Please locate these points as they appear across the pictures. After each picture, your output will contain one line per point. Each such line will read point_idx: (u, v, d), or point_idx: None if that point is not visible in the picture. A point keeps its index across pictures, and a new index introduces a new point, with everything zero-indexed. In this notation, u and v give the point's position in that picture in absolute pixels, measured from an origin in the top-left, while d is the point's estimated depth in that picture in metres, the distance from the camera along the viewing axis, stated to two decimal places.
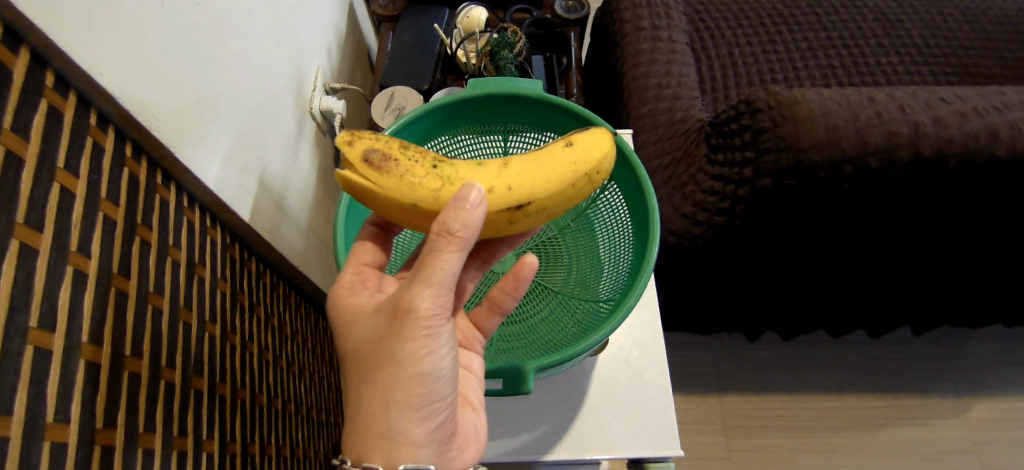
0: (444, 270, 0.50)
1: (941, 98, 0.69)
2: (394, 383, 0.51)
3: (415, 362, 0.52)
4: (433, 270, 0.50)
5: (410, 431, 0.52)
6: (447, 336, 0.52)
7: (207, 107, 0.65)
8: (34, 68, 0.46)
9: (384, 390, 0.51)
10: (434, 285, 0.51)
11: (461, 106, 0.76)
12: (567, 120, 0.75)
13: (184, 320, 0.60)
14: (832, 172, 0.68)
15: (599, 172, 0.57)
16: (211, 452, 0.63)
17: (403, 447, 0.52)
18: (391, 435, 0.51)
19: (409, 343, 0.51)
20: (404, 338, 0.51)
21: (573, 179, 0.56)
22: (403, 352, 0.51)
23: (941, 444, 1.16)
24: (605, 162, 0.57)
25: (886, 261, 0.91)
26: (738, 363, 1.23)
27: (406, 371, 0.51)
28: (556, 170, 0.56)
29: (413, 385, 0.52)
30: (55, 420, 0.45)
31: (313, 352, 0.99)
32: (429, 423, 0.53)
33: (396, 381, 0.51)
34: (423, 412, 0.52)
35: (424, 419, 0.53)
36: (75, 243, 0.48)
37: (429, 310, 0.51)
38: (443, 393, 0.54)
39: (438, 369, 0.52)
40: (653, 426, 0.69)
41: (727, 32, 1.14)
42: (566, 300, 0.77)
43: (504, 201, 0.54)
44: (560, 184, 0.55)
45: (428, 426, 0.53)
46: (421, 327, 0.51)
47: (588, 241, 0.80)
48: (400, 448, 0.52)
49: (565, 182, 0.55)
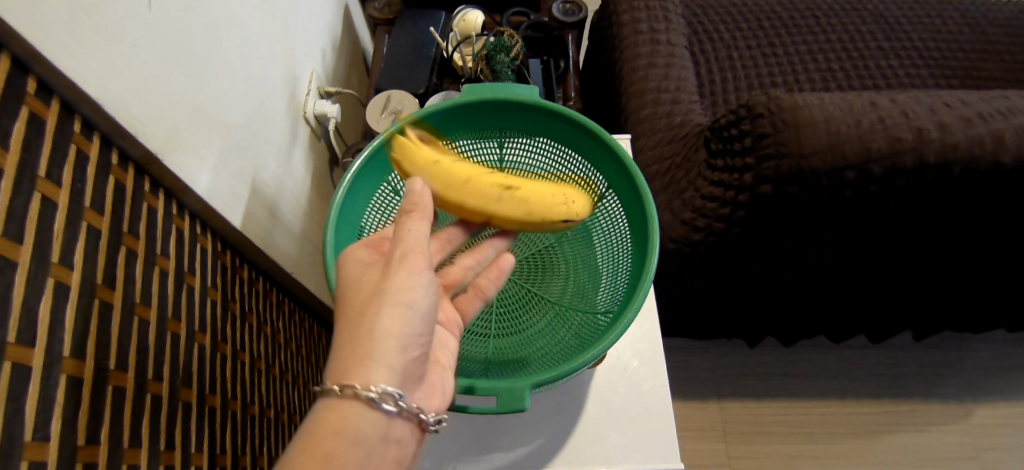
0: (414, 230, 0.52)
1: (944, 103, 0.68)
2: (381, 309, 0.49)
3: (397, 292, 0.50)
4: (404, 231, 0.52)
5: (389, 357, 0.48)
6: (428, 279, 0.51)
7: (199, 115, 0.64)
8: (16, 74, 0.45)
9: (368, 316, 0.49)
10: (409, 240, 0.52)
11: (457, 113, 0.75)
12: (563, 127, 0.74)
13: (172, 331, 0.59)
14: (834, 179, 0.67)
15: (575, 202, 0.63)
16: (199, 466, 0.61)
17: (381, 369, 0.48)
18: (370, 357, 0.48)
19: (392, 278, 0.50)
20: (388, 274, 0.50)
21: (529, 208, 0.60)
22: (384, 285, 0.50)
23: (943, 450, 1.15)
24: (580, 202, 0.64)
25: (887, 267, 0.90)
26: (738, 368, 1.22)
27: (388, 299, 0.49)
28: (545, 184, 0.64)
29: (396, 315, 0.49)
30: (33, 438, 0.43)
31: (307, 360, 0.98)
32: (408, 355, 0.50)
33: (380, 308, 0.49)
34: (403, 340, 0.49)
35: (404, 349, 0.49)
36: (56, 254, 0.47)
37: (413, 255, 0.51)
38: (422, 329, 0.51)
39: (419, 304, 0.50)
40: (653, 438, 0.67)
41: (726, 35, 1.13)
42: (563, 309, 0.75)
43: (498, 176, 0.61)
44: (545, 188, 0.62)
45: (404, 359, 0.50)
46: (404, 267, 0.50)
47: (586, 250, 0.80)
48: (378, 369, 0.47)
49: (548, 189, 0.62)
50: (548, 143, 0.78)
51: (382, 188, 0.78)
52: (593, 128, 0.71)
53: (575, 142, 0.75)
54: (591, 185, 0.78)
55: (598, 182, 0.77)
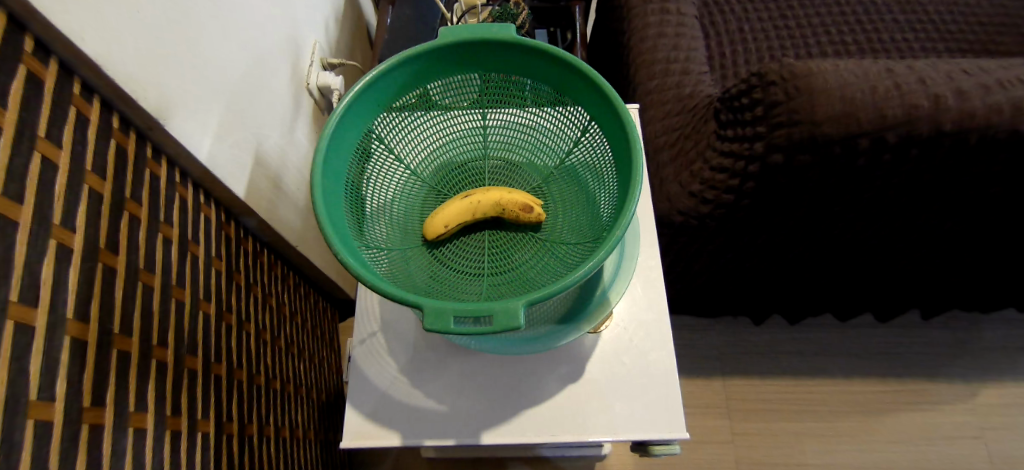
0: None
1: (962, 69, 0.65)
2: None
3: None
4: None
5: None
6: None
7: (200, 81, 0.62)
8: (12, 31, 0.44)
9: None
10: None
11: (427, 64, 0.59)
12: (540, 65, 0.59)
13: (176, 297, 0.59)
14: (847, 147, 0.65)
15: None
16: (206, 433, 0.61)
17: None
18: None
19: None
20: None
21: None
22: None
23: (948, 429, 1.15)
24: None
25: (897, 242, 0.89)
26: (743, 346, 1.22)
27: None
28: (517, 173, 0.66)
29: None
30: (38, 398, 0.43)
31: (312, 333, 0.99)
32: None
33: None
34: None
35: None
36: (57, 216, 0.46)
37: None
38: None
39: None
40: (658, 407, 0.62)
41: (737, 6, 1.11)
42: (553, 252, 0.57)
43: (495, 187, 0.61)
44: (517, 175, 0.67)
45: None
46: None
47: (577, 193, 0.61)
48: None
49: None
50: (533, 89, 0.62)
51: (372, 153, 0.60)
52: (566, 57, 0.56)
53: (556, 80, 0.59)
54: (569, 120, 0.61)
55: (578, 120, 0.61)
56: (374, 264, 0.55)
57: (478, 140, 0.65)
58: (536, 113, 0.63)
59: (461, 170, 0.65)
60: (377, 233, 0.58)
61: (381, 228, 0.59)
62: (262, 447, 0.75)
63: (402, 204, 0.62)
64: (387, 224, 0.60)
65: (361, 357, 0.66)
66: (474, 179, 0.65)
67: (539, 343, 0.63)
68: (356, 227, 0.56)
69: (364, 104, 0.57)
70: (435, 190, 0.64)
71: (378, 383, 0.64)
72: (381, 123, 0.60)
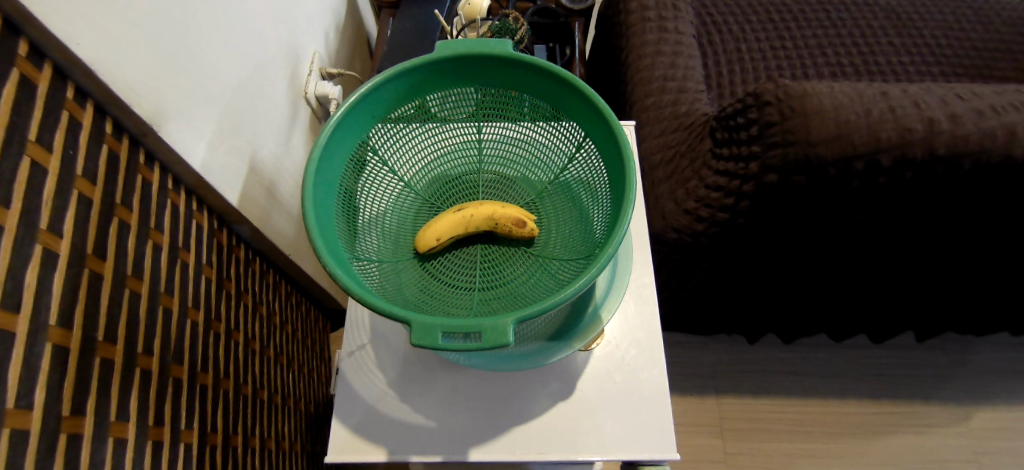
0: None
1: (956, 94, 0.66)
2: None
3: None
4: None
5: None
6: None
7: (197, 88, 0.62)
8: (7, 35, 0.44)
9: None
10: None
11: (424, 76, 0.59)
12: (537, 81, 0.59)
13: (164, 305, 0.58)
14: (842, 169, 0.66)
15: None
16: (189, 443, 0.61)
17: None
18: None
19: None
20: None
21: None
22: None
23: (941, 452, 1.14)
24: None
25: (890, 264, 0.89)
26: (737, 364, 1.21)
27: None
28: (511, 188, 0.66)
29: None
30: (16, 406, 0.42)
31: (302, 342, 0.98)
32: None
33: None
34: None
35: None
36: (45, 221, 0.46)
37: None
38: None
39: None
40: (650, 427, 0.61)
41: (735, 26, 1.11)
42: (545, 268, 0.57)
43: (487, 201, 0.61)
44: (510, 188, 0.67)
45: None
46: None
47: (571, 209, 0.61)
48: None
49: None
50: (530, 104, 0.62)
51: (367, 165, 0.60)
52: (564, 73, 0.56)
53: (554, 96, 0.59)
54: (564, 135, 0.61)
55: (574, 136, 0.61)
56: (364, 276, 0.54)
57: (474, 152, 0.65)
58: (532, 128, 0.63)
59: (456, 183, 0.65)
60: (369, 245, 0.58)
61: (373, 240, 0.59)
62: (246, 459, 0.73)
63: (395, 215, 0.62)
64: (379, 236, 0.60)
65: (349, 369, 0.65)
66: (468, 193, 0.65)
67: (530, 359, 0.63)
68: (347, 239, 0.56)
69: (360, 115, 0.57)
70: (429, 203, 0.64)
71: (366, 396, 0.64)
72: (377, 135, 0.60)
